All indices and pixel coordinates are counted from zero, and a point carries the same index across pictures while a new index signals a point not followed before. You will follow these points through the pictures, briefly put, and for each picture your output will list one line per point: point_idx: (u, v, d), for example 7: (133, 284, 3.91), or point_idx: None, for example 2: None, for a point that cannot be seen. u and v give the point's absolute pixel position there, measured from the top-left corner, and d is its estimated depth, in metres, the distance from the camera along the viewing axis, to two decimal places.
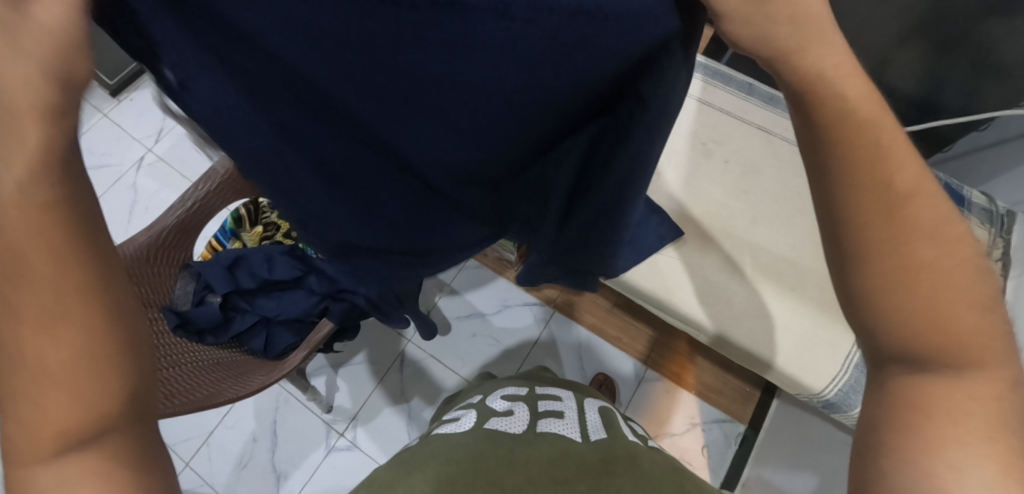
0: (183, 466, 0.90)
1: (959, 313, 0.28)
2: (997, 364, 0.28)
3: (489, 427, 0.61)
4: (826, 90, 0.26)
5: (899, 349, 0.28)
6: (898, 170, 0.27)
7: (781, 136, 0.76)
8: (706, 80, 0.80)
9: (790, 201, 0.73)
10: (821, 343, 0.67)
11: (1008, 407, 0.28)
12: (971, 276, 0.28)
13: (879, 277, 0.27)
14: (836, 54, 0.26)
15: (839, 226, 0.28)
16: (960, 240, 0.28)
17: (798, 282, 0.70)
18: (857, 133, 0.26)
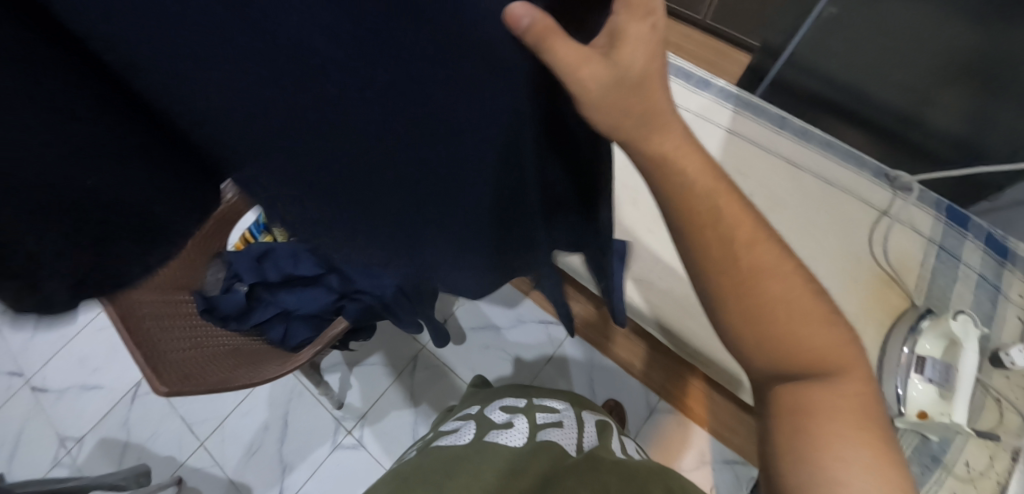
0: (198, 445, 0.95)
1: (810, 335, 0.36)
2: (854, 368, 0.37)
3: (489, 440, 0.60)
4: (680, 175, 0.32)
5: (775, 366, 0.37)
6: (737, 232, 0.35)
7: (811, 171, 0.78)
8: (736, 110, 0.81)
9: (808, 232, 0.76)
10: None
11: (868, 399, 0.37)
12: (813, 297, 0.37)
13: (738, 315, 0.36)
14: (675, 138, 0.31)
15: (710, 274, 0.36)
16: (791, 274, 0.36)
17: None
18: (697, 205, 0.33)
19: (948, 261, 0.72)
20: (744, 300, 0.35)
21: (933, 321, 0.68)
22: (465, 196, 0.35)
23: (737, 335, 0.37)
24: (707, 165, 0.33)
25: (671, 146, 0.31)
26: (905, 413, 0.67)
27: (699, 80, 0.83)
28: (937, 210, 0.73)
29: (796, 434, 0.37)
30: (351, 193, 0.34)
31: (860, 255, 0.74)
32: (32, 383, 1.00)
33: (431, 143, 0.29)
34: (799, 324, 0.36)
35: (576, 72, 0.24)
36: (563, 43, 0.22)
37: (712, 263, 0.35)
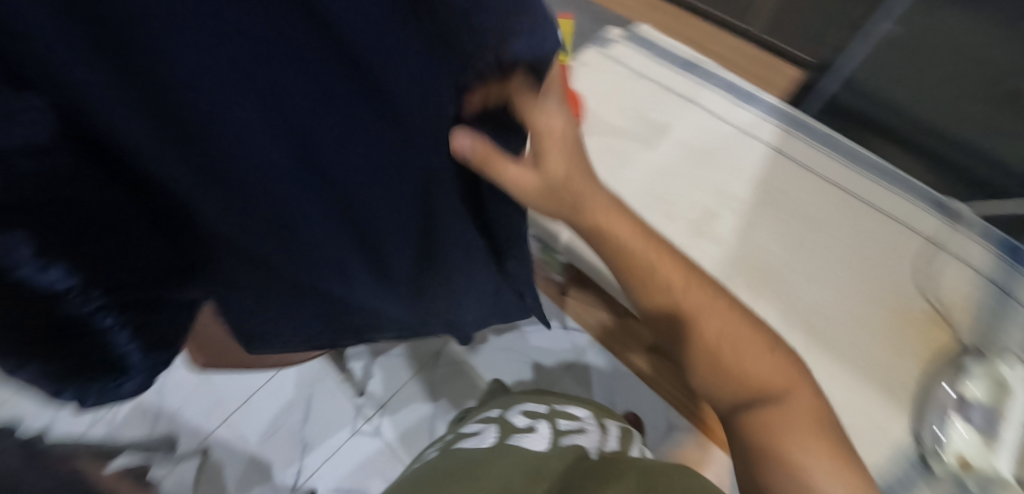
0: (224, 419, 0.98)
1: (748, 364, 0.49)
2: (797, 388, 0.49)
3: (511, 442, 0.59)
4: (628, 244, 0.48)
5: (726, 389, 0.51)
6: (673, 285, 0.50)
7: (858, 196, 0.74)
8: (783, 128, 0.79)
9: (849, 258, 0.71)
10: (873, 426, 0.64)
11: (817, 412, 0.49)
12: (748, 331, 0.50)
13: (689, 353, 0.51)
14: (598, 208, 0.45)
15: (665, 320, 0.52)
16: (720, 313, 0.50)
17: (852, 351, 0.67)
18: (644, 266, 0.49)
19: (1001, 301, 0.67)
20: (688, 338, 0.51)
21: (985, 365, 0.65)
22: (393, 224, 0.35)
23: (691, 369, 0.52)
24: (643, 237, 0.49)
25: (606, 221, 0.46)
26: (945, 459, 0.62)
27: (746, 93, 0.81)
28: (991, 244, 0.70)
29: (763, 447, 0.48)
30: (281, 241, 0.34)
31: (907, 287, 0.69)
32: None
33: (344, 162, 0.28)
34: (740, 356, 0.49)
35: (514, 182, 0.32)
36: (503, 169, 0.30)
37: (660, 307, 0.51)
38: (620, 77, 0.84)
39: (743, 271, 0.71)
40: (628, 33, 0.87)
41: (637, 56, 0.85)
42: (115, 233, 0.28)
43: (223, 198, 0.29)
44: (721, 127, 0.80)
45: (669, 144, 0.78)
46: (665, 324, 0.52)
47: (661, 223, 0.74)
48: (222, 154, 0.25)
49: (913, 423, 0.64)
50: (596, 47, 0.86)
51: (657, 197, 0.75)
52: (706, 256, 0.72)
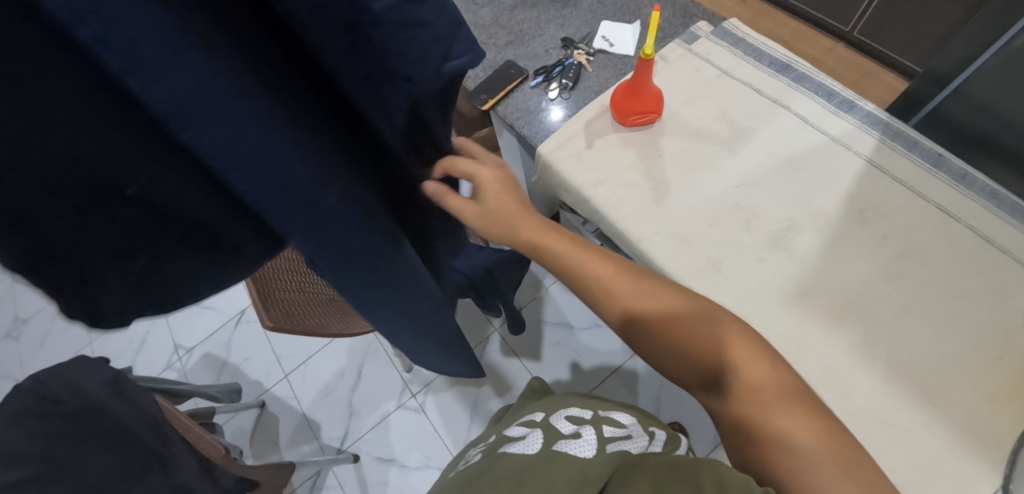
0: (282, 376, 1.04)
1: (698, 341, 0.51)
2: (757, 359, 0.50)
3: (557, 448, 0.55)
4: (555, 242, 0.56)
5: (689, 372, 0.52)
6: (604, 276, 0.55)
7: (966, 223, 0.67)
8: (883, 140, 0.72)
9: (949, 291, 0.64)
10: (951, 476, 0.57)
11: (788, 383, 0.49)
12: (689, 309, 0.53)
13: (642, 345, 0.55)
14: (532, 224, 0.56)
15: (612, 314, 0.55)
16: (658, 297, 0.54)
17: (939, 393, 0.60)
18: (575, 261, 0.56)
19: None
20: (637, 328, 0.54)
21: None
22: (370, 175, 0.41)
23: (652, 357, 0.55)
24: (563, 234, 0.57)
25: (539, 232, 0.56)
26: None
27: (843, 101, 0.76)
28: None
29: (750, 437, 0.48)
30: (332, 238, 0.37)
31: (1014, 328, 0.62)
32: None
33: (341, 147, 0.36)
34: (688, 338, 0.52)
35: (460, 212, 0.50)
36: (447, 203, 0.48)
37: (601, 300, 0.55)
38: (704, 75, 0.80)
39: (823, 290, 0.66)
40: (717, 30, 0.83)
41: (726, 54, 0.81)
42: (123, 196, 0.32)
43: (290, 207, 0.33)
44: (812, 136, 0.74)
45: (753, 150, 0.74)
46: (610, 316, 0.56)
47: (737, 232, 0.69)
48: (265, 154, 0.31)
49: (1004, 478, 0.56)
50: (681, 42, 0.83)
51: (732, 204, 0.71)
52: (780, 271, 0.67)
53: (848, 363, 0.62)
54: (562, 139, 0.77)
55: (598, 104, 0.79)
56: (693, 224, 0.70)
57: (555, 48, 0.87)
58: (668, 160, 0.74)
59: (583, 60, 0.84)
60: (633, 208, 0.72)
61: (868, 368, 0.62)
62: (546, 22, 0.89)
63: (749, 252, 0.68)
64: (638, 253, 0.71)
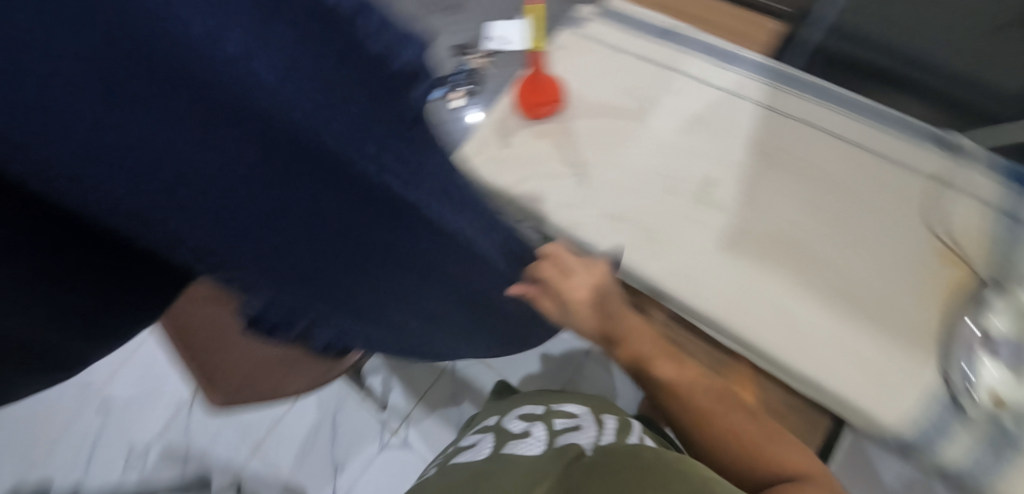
0: (253, 451, 0.99)
1: (743, 430, 0.58)
2: (791, 448, 0.57)
3: (505, 451, 0.55)
4: (636, 331, 0.64)
5: (725, 453, 0.57)
6: (670, 372, 0.61)
7: (860, 144, 0.73)
8: (772, 84, 0.78)
9: (861, 212, 0.70)
10: (899, 377, 0.63)
11: (817, 467, 0.56)
12: (736, 407, 0.60)
13: (691, 425, 0.59)
14: (632, 322, 0.63)
15: (667, 395, 0.61)
16: (712, 393, 0.60)
17: (872, 305, 0.66)
18: (645, 350, 0.63)
19: (1016, 224, 0.67)
20: (690, 412, 0.59)
21: (1007, 298, 0.62)
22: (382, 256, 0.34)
23: (697, 437, 0.59)
24: (644, 329, 0.65)
25: (634, 322, 0.65)
26: (977, 399, 0.59)
27: (728, 55, 0.80)
28: (995, 169, 0.69)
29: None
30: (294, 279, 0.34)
31: (920, 231, 0.68)
32: (98, 393, 1.06)
33: (337, 221, 0.29)
34: (734, 423, 0.58)
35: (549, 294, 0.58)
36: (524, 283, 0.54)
37: (656, 385, 0.62)
38: (600, 55, 0.82)
39: (754, 235, 0.70)
40: (602, 10, 0.86)
41: (614, 32, 0.84)
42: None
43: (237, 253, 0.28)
44: (709, 92, 0.78)
45: (662, 118, 0.77)
46: (665, 402, 0.61)
47: (667, 199, 0.72)
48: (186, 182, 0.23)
49: (942, 367, 0.63)
50: (570, 29, 0.85)
51: (655, 173, 0.74)
52: (712, 225, 0.70)
53: (789, 296, 0.67)
54: (477, 144, 0.78)
55: (504, 103, 0.80)
56: (625, 199, 0.72)
57: (451, 56, 0.87)
58: (585, 145, 0.76)
59: (481, 64, 0.85)
60: (563, 197, 0.73)
61: (804, 296, 0.67)
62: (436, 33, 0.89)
63: (680, 214, 0.71)
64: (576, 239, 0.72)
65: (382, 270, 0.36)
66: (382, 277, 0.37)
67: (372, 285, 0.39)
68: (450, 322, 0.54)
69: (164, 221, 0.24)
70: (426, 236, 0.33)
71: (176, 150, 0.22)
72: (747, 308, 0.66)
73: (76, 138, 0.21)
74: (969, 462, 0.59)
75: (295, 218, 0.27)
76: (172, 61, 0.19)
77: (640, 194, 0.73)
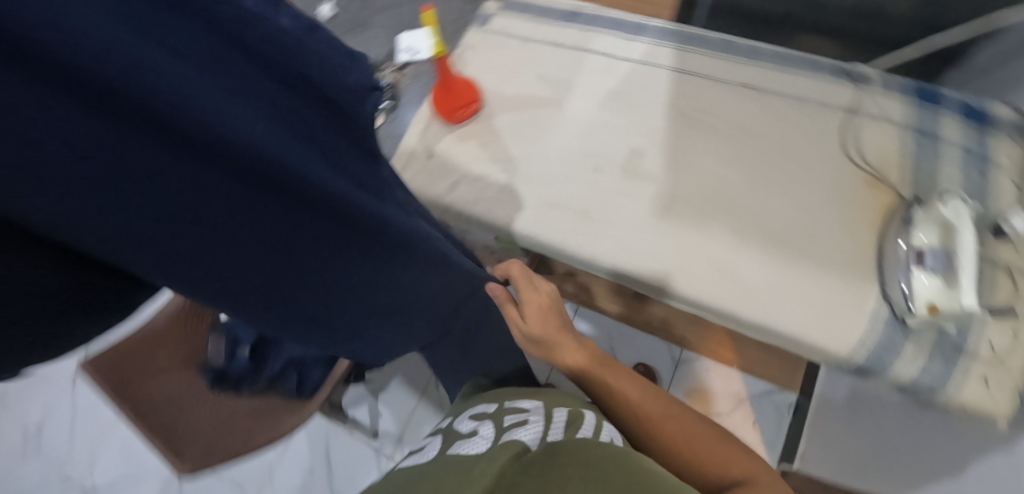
0: None
1: (692, 438, 0.60)
2: (744, 458, 0.58)
3: (450, 452, 0.57)
4: (589, 359, 0.70)
5: (676, 462, 0.59)
6: (625, 392, 0.66)
7: (770, 89, 0.75)
8: (679, 47, 0.79)
9: (783, 156, 0.72)
10: (844, 305, 0.66)
11: (767, 472, 0.56)
12: (686, 420, 0.63)
13: (643, 439, 0.62)
14: (578, 344, 0.71)
15: (620, 412, 0.64)
16: (660, 408, 0.64)
17: (806, 245, 0.68)
18: (598, 372, 0.68)
19: (931, 142, 0.70)
20: (644, 425, 0.62)
21: (925, 212, 0.65)
22: (354, 271, 0.38)
23: (651, 450, 0.61)
24: (597, 356, 0.71)
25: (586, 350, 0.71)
26: (915, 310, 0.62)
27: (633, 26, 0.81)
28: (905, 93, 0.73)
29: None
30: (293, 319, 0.35)
31: (839, 163, 0.71)
32: (80, 482, 1.04)
33: (305, 210, 0.31)
34: (683, 434, 0.61)
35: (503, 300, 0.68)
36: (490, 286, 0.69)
37: (610, 405, 0.66)
38: (510, 48, 0.82)
39: (684, 197, 0.71)
40: (505, 4, 0.86)
41: (521, 23, 0.83)
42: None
43: (252, 291, 0.31)
44: (621, 66, 0.79)
45: (578, 100, 0.78)
46: (621, 419, 0.64)
47: (594, 177, 0.73)
48: (199, 217, 0.26)
49: (881, 289, 0.66)
50: (476, 27, 0.84)
51: (580, 154, 0.75)
52: (644, 195, 0.72)
53: (728, 249, 0.69)
54: (405, 159, 0.77)
55: (423, 113, 0.80)
56: (558, 188, 0.73)
57: None
58: (508, 139, 0.77)
59: (396, 78, 0.84)
60: (494, 195, 0.74)
61: (742, 247, 0.69)
62: None
63: (609, 189, 0.73)
64: (515, 234, 0.73)
65: (355, 271, 0.38)
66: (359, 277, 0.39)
67: (343, 301, 0.39)
68: (424, 313, 0.55)
69: (173, 258, 0.26)
70: (380, 239, 0.38)
71: (168, 169, 0.24)
72: (691, 269, 0.68)
73: (85, 194, 0.22)
74: (921, 373, 0.63)
75: (272, 215, 0.30)
76: (170, 88, 0.23)
77: (570, 179, 0.74)
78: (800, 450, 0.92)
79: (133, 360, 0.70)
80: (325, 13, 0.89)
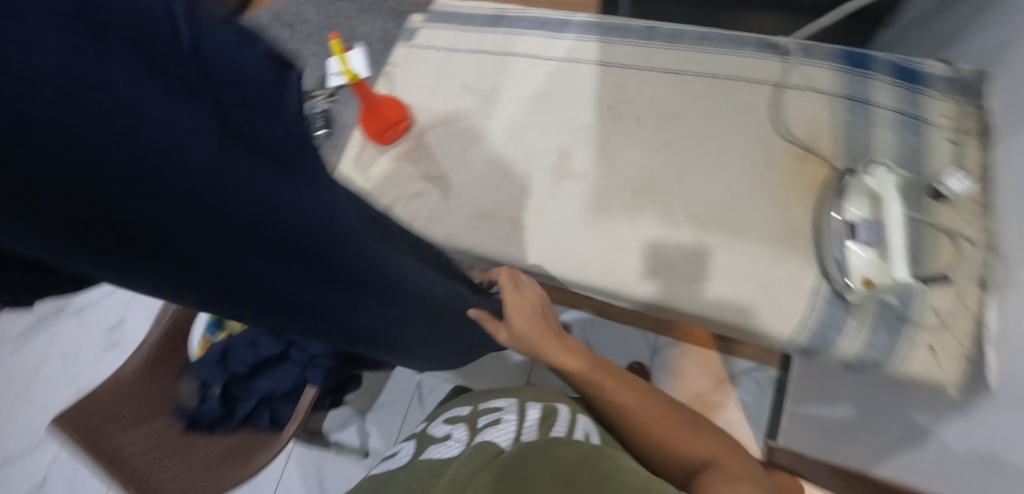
0: None
1: (662, 425, 0.59)
2: (718, 445, 0.57)
3: (422, 457, 0.58)
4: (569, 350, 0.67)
5: (649, 450, 0.58)
6: (601, 381, 0.63)
7: (694, 72, 0.74)
8: (602, 39, 0.77)
9: (712, 138, 0.71)
10: (783, 284, 0.65)
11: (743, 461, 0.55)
12: (658, 406, 0.61)
13: (619, 429, 0.61)
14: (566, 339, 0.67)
15: (596, 401, 0.63)
16: (633, 394, 0.62)
17: (741, 227, 0.67)
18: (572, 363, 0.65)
19: (862, 109, 0.69)
20: (617, 411, 0.61)
21: (854, 180, 0.64)
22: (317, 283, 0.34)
23: (630, 439, 0.60)
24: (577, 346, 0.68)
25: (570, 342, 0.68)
26: (851, 284, 0.62)
27: (557, 23, 0.80)
28: (833, 61, 0.71)
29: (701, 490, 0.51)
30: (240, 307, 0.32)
31: (769, 139, 0.70)
32: None
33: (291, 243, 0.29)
34: (652, 420, 0.59)
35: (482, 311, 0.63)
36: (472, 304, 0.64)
37: (586, 393, 0.64)
38: (435, 61, 0.81)
39: (614, 191, 0.71)
40: (428, 16, 0.85)
41: (444, 33, 0.82)
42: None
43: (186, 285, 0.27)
44: (546, 66, 0.78)
45: (505, 106, 0.77)
46: (603, 411, 0.63)
47: (525, 183, 0.73)
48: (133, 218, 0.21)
49: (819, 264, 0.65)
50: (402, 42, 0.84)
51: (510, 161, 0.75)
52: (574, 195, 0.72)
53: (662, 239, 0.68)
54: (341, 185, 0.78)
55: (356, 138, 0.80)
56: (490, 199, 0.73)
57: None
58: (440, 155, 0.77)
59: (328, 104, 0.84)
60: (428, 211, 0.74)
61: (677, 235, 0.68)
62: None
63: (538, 194, 0.72)
64: (452, 249, 0.73)
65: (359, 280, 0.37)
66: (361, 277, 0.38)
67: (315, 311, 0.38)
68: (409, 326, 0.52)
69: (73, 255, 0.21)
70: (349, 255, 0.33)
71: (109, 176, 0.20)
72: (623, 264, 0.68)
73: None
74: (865, 347, 0.63)
75: (281, 242, 0.28)
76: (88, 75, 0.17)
77: (502, 187, 0.74)
78: (784, 426, 0.91)
79: (100, 409, 0.74)
80: None
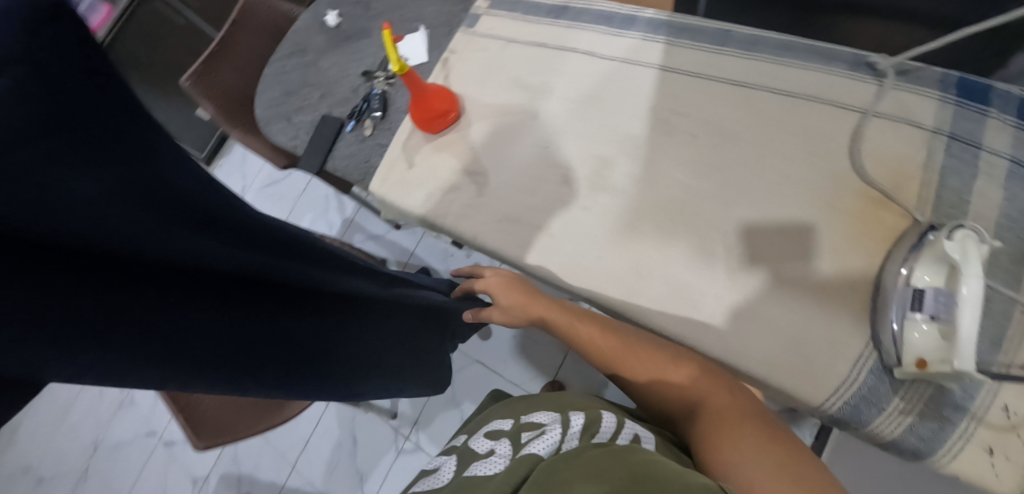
0: (292, 468, 1.10)
1: (658, 369, 0.58)
2: (718, 381, 0.55)
3: (465, 475, 0.52)
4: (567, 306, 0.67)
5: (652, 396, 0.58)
6: (588, 334, 0.63)
7: (767, 87, 0.65)
8: (670, 41, 0.71)
9: (770, 166, 0.63)
10: (821, 345, 0.58)
11: (749, 402, 0.52)
12: (651, 348, 0.60)
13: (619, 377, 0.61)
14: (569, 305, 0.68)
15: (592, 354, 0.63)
16: (626, 339, 0.61)
17: (783, 272, 0.60)
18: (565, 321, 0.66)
19: (966, 153, 0.57)
20: (613, 362, 0.61)
21: (932, 241, 0.53)
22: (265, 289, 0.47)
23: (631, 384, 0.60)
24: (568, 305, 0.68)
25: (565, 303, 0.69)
26: (902, 362, 0.54)
27: (623, 19, 0.74)
28: (941, 90, 0.59)
29: (704, 441, 0.50)
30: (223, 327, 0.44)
31: (837, 175, 0.61)
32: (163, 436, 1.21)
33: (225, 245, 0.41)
34: (643, 365, 0.59)
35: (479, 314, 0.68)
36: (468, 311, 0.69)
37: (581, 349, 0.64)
38: (492, 51, 0.79)
39: (649, 211, 0.66)
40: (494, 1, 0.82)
41: (506, 22, 0.80)
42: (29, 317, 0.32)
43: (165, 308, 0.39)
44: (603, 66, 0.73)
45: (553, 105, 0.74)
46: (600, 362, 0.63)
47: (559, 190, 0.70)
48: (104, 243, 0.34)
49: (871, 330, 0.57)
50: (464, 29, 0.82)
51: (548, 164, 0.72)
52: (607, 210, 0.68)
53: (692, 271, 0.63)
54: (385, 168, 0.80)
55: (406, 122, 0.80)
56: (522, 202, 0.71)
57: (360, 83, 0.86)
58: (481, 150, 0.75)
59: (385, 86, 0.84)
60: (460, 206, 0.74)
61: (710, 269, 0.63)
62: (341, 65, 0.89)
63: (571, 203, 0.69)
64: (479, 247, 0.73)
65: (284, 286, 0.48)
66: (260, 293, 0.48)
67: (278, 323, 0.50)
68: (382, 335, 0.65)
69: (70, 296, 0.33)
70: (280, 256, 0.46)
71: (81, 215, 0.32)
72: (645, 292, 0.64)
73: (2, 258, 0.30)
74: (907, 433, 0.55)
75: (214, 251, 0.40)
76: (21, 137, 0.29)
77: (536, 191, 0.71)
78: None
79: None
80: (330, 22, 0.91)
